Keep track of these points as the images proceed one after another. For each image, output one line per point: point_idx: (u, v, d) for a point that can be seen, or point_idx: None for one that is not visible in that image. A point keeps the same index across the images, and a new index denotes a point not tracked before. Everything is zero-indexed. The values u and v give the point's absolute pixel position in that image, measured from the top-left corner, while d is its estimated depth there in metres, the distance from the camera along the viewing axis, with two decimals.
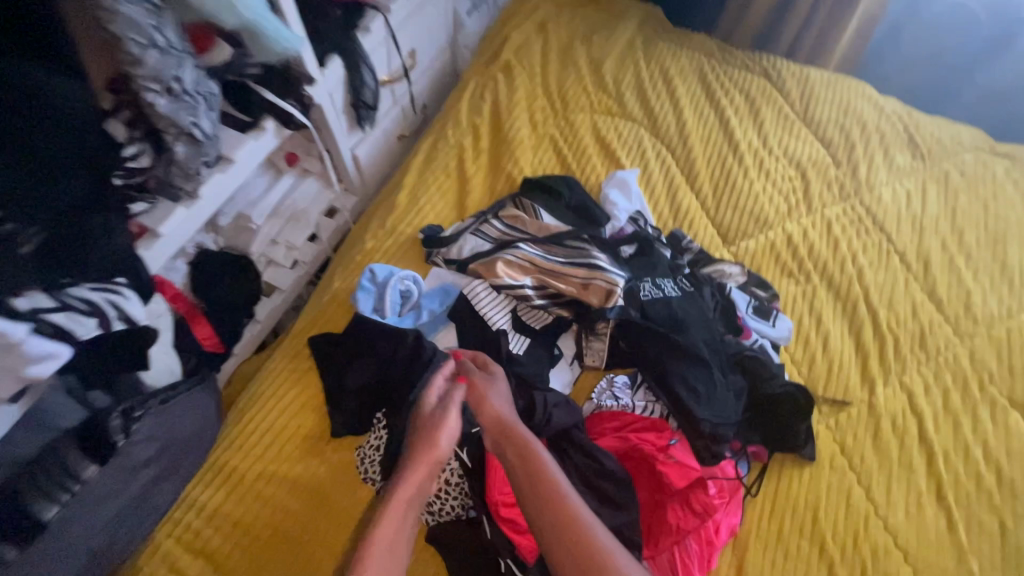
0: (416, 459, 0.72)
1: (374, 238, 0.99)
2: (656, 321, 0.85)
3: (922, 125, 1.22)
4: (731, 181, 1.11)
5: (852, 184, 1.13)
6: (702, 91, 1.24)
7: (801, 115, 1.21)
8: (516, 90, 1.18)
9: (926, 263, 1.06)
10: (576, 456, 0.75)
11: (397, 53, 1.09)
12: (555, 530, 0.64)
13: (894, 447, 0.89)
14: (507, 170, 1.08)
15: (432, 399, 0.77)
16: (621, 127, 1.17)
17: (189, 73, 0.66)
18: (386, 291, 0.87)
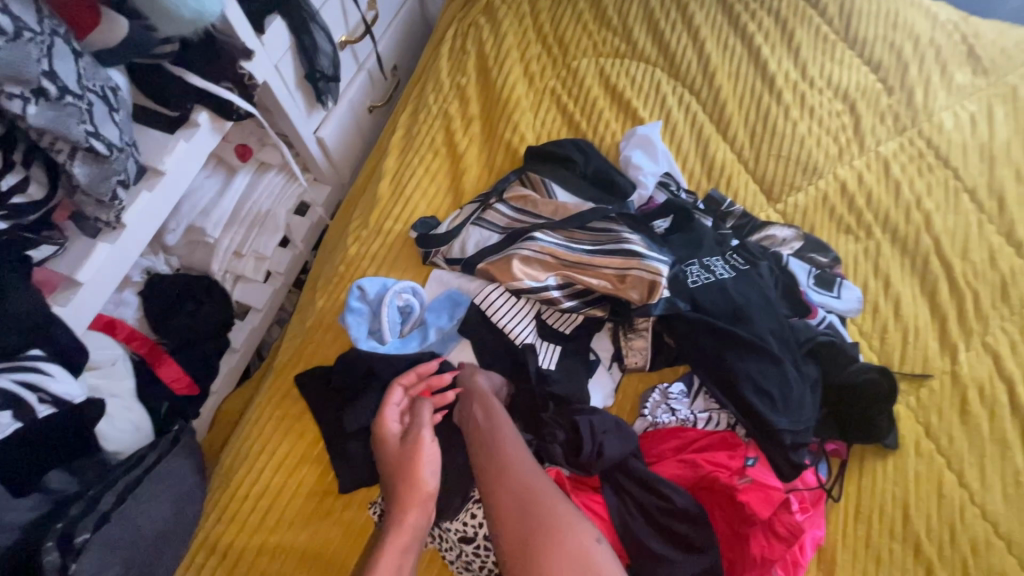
0: (411, 488, 0.57)
1: (357, 241, 0.82)
2: (711, 313, 0.71)
3: (982, 31, 1.03)
4: (770, 125, 0.94)
5: (909, 113, 0.97)
6: (723, 15, 1.04)
7: (843, 35, 1.02)
8: (503, 36, 0.98)
9: (1002, 198, 0.90)
10: (637, 492, 0.61)
11: (353, 5, 0.88)
12: (547, 551, 0.52)
13: (986, 422, 0.77)
14: (505, 139, 0.90)
15: (393, 427, 0.63)
16: (633, 71, 0.98)
17: (66, 65, 0.48)
18: (382, 310, 0.72)
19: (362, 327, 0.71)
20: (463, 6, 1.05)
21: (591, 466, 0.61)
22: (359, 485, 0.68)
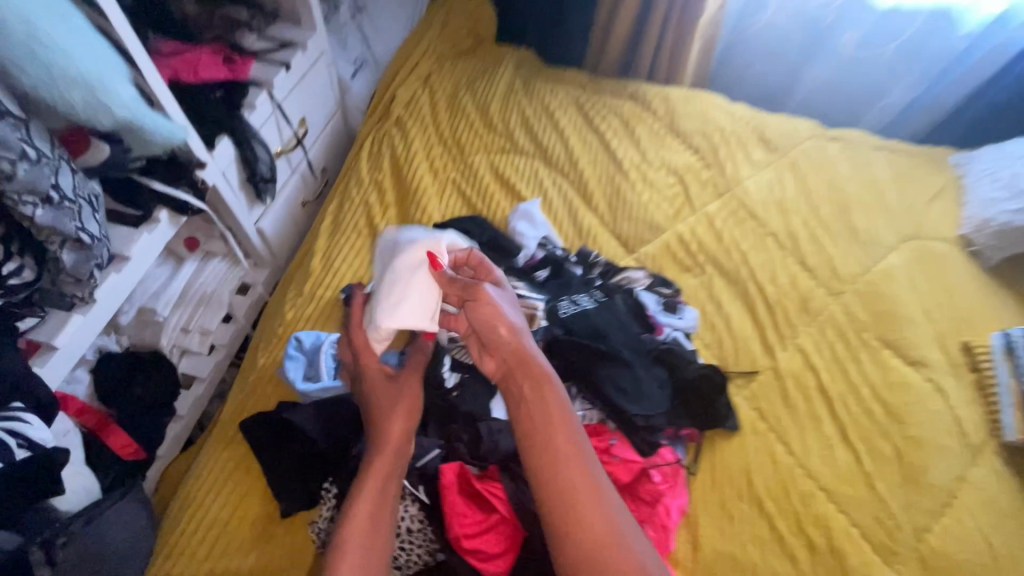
0: (384, 431, 0.72)
1: (293, 306, 0.98)
2: (579, 335, 0.91)
3: (767, 122, 1.41)
4: (622, 196, 1.23)
5: (723, 182, 1.29)
6: (582, 119, 1.36)
7: (670, 129, 1.37)
8: (411, 142, 1.24)
9: (795, 238, 1.22)
10: (528, 475, 0.77)
11: (287, 124, 1.10)
12: (571, 499, 0.63)
13: (801, 402, 1.00)
14: (416, 219, 1.12)
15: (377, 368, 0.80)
16: (517, 162, 1.26)
17: (66, 179, 0.64)
18: (318, 356, 0.87)
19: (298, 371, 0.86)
20: (379, 118, 1.29)
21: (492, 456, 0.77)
22: (299, 508, 0.78)
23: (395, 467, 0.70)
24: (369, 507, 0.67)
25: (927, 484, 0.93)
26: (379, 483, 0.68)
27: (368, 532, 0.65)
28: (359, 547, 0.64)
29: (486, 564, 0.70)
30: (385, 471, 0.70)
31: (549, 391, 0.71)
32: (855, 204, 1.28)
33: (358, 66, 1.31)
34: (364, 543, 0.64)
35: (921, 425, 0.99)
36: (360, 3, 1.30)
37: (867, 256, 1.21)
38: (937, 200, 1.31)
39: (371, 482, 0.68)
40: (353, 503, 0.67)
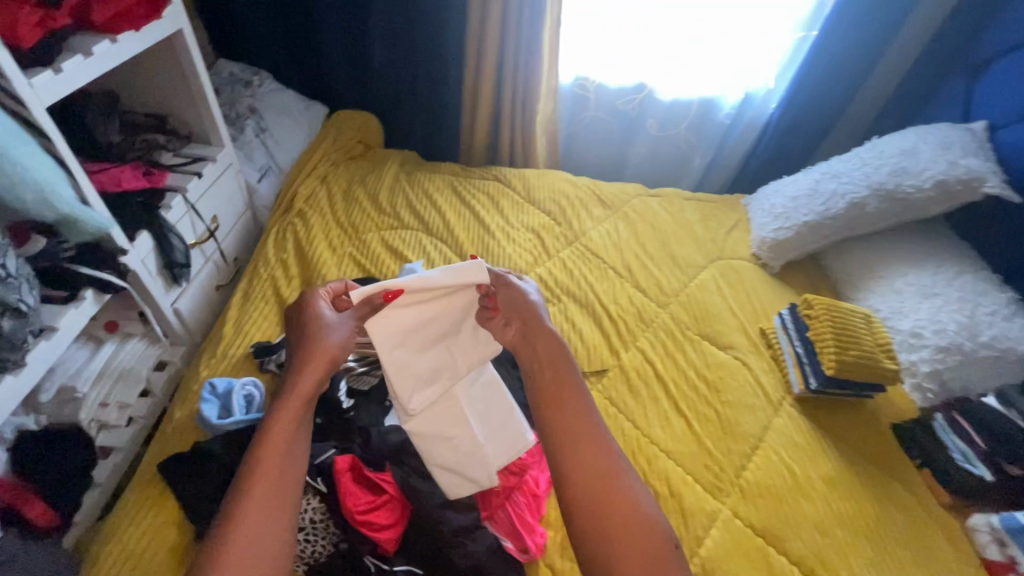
0: (306, 361, 0.83)
1: (208, 366, 1.14)
2: None
3: (603, 188, 1.81)
4: (490, 252, 1.53)
5: (571, 234, 1.63)
6: (457, 198, 1.69)
7: (527, 200, 1.73)
8: (312, 227, 1.49)
9: (629, 268, 1.55)
10: (412, 462, 0.94)
11: (200, 221, 1.32)
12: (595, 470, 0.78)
13: (642, 387, 1.26)
14: (318, 285, 1.34)
15: (322, 308, 0.89)
16: (404, 235, 1.54)
17: (12, 261, 0.83)
18: (230, 396, 1.02)
19: (213, 410, 1.00)
20: (283, 212, 1.54)
21: (381, 450, 0.95)
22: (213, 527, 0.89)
23: (301, 412, 0.80)
24: (274, 447, 0.76)
25: (740, 433, 1.18)
26: (285, 429, 0.78)
27: (274, 467, 0.74)
28: (267, 482, 0.73)
29: (379, 533, 0.85)
30: (291, 418, 0.79)
31: (566, 379, 0.86)
32: (673, 239, 1.66)
33: (262, 172, 1.56)
34: (274, 476, 0.74)
35: (733, 391, 1.26)
36: (263, 125, 1.59)
37: (685, 274, 1.56)
38: (734, 230, 1.72)
39: (278, 427, 0.78)
40: (261, 446, 0.76)
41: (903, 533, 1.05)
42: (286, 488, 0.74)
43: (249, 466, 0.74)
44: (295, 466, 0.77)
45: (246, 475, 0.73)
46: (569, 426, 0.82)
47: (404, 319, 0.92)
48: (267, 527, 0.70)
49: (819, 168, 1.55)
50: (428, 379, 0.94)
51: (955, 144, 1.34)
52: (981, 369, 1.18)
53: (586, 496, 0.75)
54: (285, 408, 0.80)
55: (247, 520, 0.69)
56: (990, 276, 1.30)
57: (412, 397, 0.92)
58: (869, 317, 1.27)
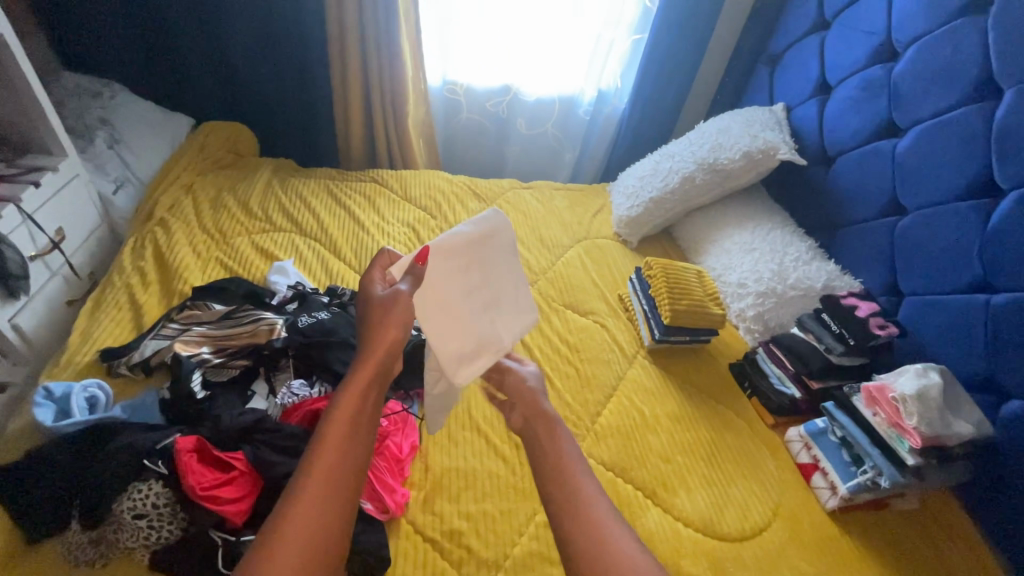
0: (372, 342, 0.87)
1: (50, 375, 1.09)
2: (314, 336, 1.16)
3: (478, 183, 1.92)
4: (364, 246, 1.57)
5: (446, 225, 1.72)
6: (332, 200, 1.72)
7: (404, 197, 1.79)
8: (174, 234, 1.46)
9: None
10: (263, 435, 0.95)
11: (41, 232, 1.26)
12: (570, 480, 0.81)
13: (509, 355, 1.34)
14: (177, 288, 1.31)
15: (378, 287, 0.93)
16: (275, 237, 1.55)
17: None
18: (68, 399, 0.99)
19: (48, 413, 0.96)
20: (142, 223, 1.50)
21: (230, 429, 0.96)
22: (47, 531, 0.86)
23: (369, 391, 0.83)
24: (343, 424, 0.78)
25: (596, 385, 1.30)
26: (346, 415, 0.79)
27: (339, 445, 0.76)
28: (331, 458, 0.75)
29: (225, 507, 0.85)
30: (360, 396, 0.82)
31: (558, 434, 0.91)
32: (542, 224, 1.79)
33: (119, 184, 1.51)
34: (334, 457, 0.75)
35: (591, 350, 1.38)
36: (117, 136, 1.55)
37: (552, 254, 1.68)
38: (598, 213, 1.88)
39: (345, 405, 0.80)
40: (331, 420, 0.78)
41: (734, 453, 1.19)
42: (351, 463, 0.76)
43: (317, 441, 0.77)
44: (359, 444, 0.78)
45: (312, 452, 0.75)
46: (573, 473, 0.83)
47: (452, 278, 0.95)
48: (325, 503, 0.71)
49: (659, 151, 1.75)
50: (469, 349, 0.93)
51: (757, 122, 1.58)
52: (790, 306, 1.38)
53: (584, 535, 0.74)
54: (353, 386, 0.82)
55: (308, 498, 0.70)
56: (796, 229, 1.52)
57: (456, 367, 0.91)
58: (701, 273, 1.45)
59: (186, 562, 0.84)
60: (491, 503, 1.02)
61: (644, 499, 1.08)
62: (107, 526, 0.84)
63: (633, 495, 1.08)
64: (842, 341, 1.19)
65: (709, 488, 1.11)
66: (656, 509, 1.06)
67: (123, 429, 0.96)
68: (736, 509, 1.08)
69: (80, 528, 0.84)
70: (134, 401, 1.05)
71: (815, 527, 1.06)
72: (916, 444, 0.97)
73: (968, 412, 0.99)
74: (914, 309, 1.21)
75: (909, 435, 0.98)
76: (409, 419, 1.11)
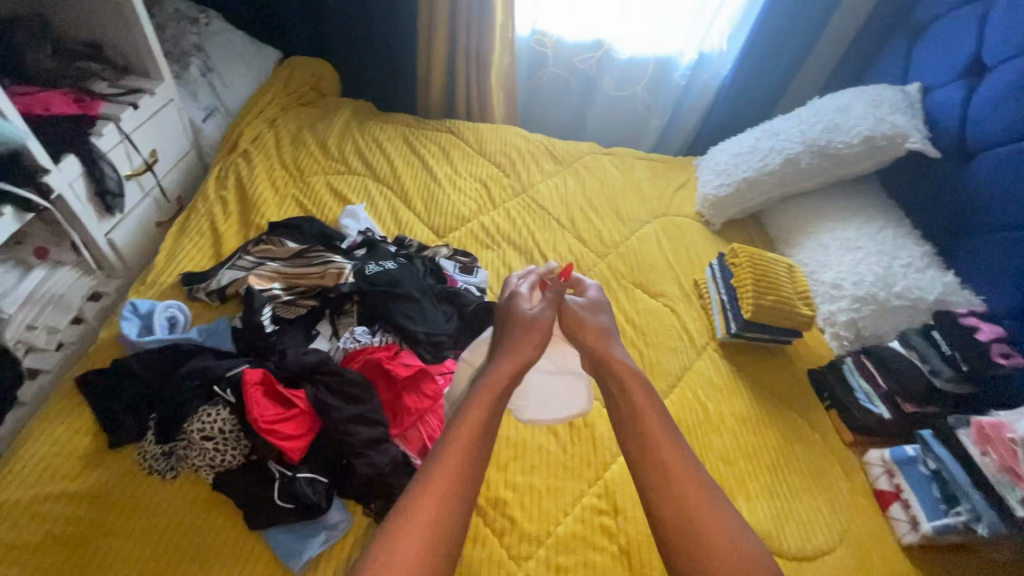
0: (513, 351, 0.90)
1: (137, 291, 1.15)
2: (379, 284, 1.15)
3: (557, 144, 1.82)
4: (435, 199, 1.54)
5: (519, 185, 1.65)
6: (407, 148, 1.69)
7: (478, 151, 1.74)
8: (256, 167, 1.48)
9: (573, 220, 1.58)
10: (326, 377, 0.96)
11: (136, 153, 1.31)
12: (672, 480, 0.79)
13: None
14: (255, 221, 1.34)
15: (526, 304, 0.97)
16: (350, 180, 1.55)
17: None
18: (151, 317, 1.04)
19: (133, 326, 1.02)
20: (227, 154, 1.53)
21: (294, 367, 0.97)
22: (125, 438, 0.91)
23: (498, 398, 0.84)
24: (472, 426, 0.78)
25: (660, 372, 1.23)
26: (484, 412, 0.81)
27: (465, 448, 0.76)
28: (456, 460, 0.75)
29: (284, 442, 0.87)
30: (490, 402, 0.82)
31: (652, 409, 0.86)
32: (619, 195, 1.69)
33: (208, 112, 1.55)
34: (467, 450, 0.76)
35: (658, 334, 1.31)
36: (209, 65, 1.58)
37: (626, 227, 1.59)
38: (681, 189, 1.75)
39: (472, 408, 0.81)
40: (458, 423, 0.79)
41: (802, 466, 1.10)
42: (476, 468, 0.76)
43: (442, 440, 0.78)
44: (483, 450, 0.78)
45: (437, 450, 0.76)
46: (668, 466, 0.80)
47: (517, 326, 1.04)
48: (444, 501, 0.71)
49: (761, 126, 1.58)
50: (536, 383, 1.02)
51: (885, 103, 1.38)
52: (891, 316, 1.23)
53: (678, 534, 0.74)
54: (483, 391, 0.83)
55: (429, 492, 0.71)
56: (910, 231, 1.34)
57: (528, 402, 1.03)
58: (792, 267, 1.32)
59: (246, 488, 0.86)
60: (539, 478, 1.00)
61: None
62: (178, 442, 0.89)
63: None
64: (953, 365, 1.06)
65: (771, 500, 1.04)
66: None
67: (199, 352, 1.00)
68: (799, 526, 1.01)
69: (156, 441, 0.88)
70: (208, 326, 1.09)
71: (887, 561, 0.97)
72: None
73: None
74: None
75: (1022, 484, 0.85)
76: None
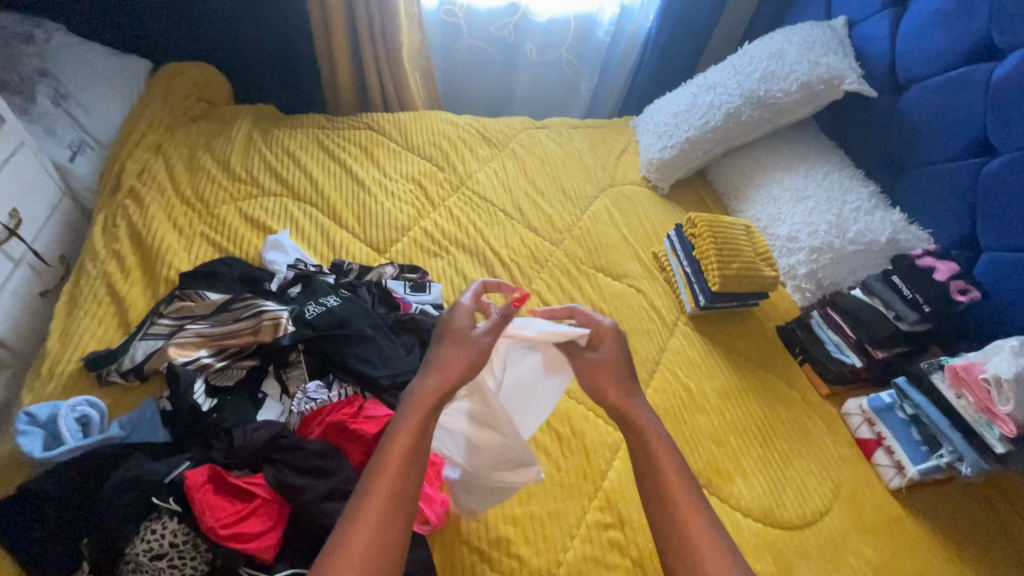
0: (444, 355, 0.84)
1: (34, 389, 0.97)
2: (326, 328, 1.03)
3: (488, 124, 1.69)
4: (367, 209, 1.39)
5: (457, 179, 1.52)
6: (324, 154, 1.51)
7: (405, 146, 1.58)
8: (149, 207, 1.27)
9: (520, 208, 1.48)
10: (283, 455, 0.85)
11: None
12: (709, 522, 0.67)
13: None
14: (162, 274, 1.16)
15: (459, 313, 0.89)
16: (265, 203, 1.37)
17: None
18: (57, 423, 0.87)
19: (36, 441, 0.85)
20: (110, 195, 1.30)
21: (246, 450, 0.85)
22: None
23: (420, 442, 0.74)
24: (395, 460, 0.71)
25: (638, 360, 1.19)
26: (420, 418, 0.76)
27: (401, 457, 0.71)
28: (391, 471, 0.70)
29: (252, 545, 0.76)
30: (407, 448, 0.72)
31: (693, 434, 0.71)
32: (562, 172, 1.60)
33: (75, 149, 1.30)
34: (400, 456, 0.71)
35: (629, 320, 1.26)
36: (62, 90, 1.31)
37: (576, 207, 1.51)
38: (623, 155, 1.68)
39: (389, 460, 0.71)
40: (373, 480, 0.69)
41: (789, 429, 1.11)
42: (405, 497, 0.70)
43: (358, 497, 0.68)
44: (405, 504, 0.69)
45: (352, 514, 0.67)
46: None
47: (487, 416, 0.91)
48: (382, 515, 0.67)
49: (695, 81, 1.52)
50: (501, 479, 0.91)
51: (816, 44, 1.34)
52: (849, 263, 1.24)
53: None
54: (402, 434, 0.73)
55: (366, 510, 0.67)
56: (854, 172, 1.35)
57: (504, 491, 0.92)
58: (750, 228, 1.29)
59: None
60: (538, 505, 0.95)
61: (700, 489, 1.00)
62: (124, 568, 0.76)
63: None
64: (916, 308, 1.06)
65: (765, 471, 1.04)
66: (713, 498, 0.99)
67: (127, 453, 0.85)
68: (796, 494, 1.02)
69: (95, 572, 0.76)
70: (132, 417, 0.92)
71: (878, 507, 1.00)
72: (1009, 432, 0.86)
73: None
74: (996, 268, 1.08)
75: (1001, 422, 0.87)
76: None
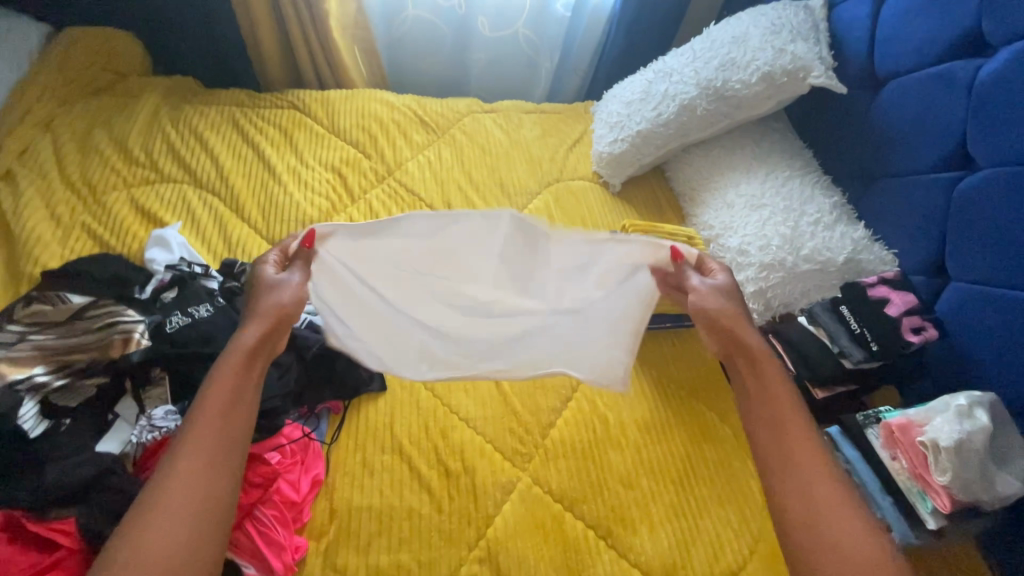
0: (258, 312, 0.81)
1: None
2: (188, 344, 0.93)
3: (429, 106, 1.53)
4: (273, 201, 1.26)
5: (384, 168, 1.38)
6: (238, 137, 1.37)
7: (330, 129, 1.43)
8: (23, 192, 1.14)
9: (448, 204, 1.33)
10: (101, 497, 0.75)
11: None
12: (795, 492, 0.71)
13: None
14: (24, 272, 1.04)
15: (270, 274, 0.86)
16: (162, 191, 1.24)
17: None
18: None
19: None
20: None
21: (59, 489, 0.75)
22: None
23: (234, 408, 0.72)
24: (204, 418, 0.70)
25: (551, 384, 1.06)
26: (230, 374, 0.74)
27: (216, 414, 0.71)
28: (202, 428, 0.69)
29: None
30: (230, 400, 0.73)
31: (792, 414, 0.76)
32: (503, 162, 1.44)
33: None
34: (213, 416, 0.70)
35: None
36: None
37: (513, 204, 1.36)
38: (576, 146, 1.51)
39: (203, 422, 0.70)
40: (180, 440, 0.68)
41: (710, 473, 1.00)
42: (225, 456, 0.69)
43: (164, 466, 0.66)
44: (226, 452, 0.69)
45: (162, 476, 0.65)
46: None
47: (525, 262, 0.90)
48: (201, 475, 0.66)
49: (652, 66, 1.36)
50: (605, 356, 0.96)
51: (785, 28, 1.17)
52: (800, 282, 1.10)
53: None
54: (204, 409, 0.71)
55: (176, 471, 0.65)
56: (817, 178, 1.19)
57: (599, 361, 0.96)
58: (692, 239, 1.16)
59: None
60: (407, 553, 0.85)
61: (597, 540, 0.90)
62: None
63: (583, 536, 0.89)
64: (863, 344, 0.95)
65: (677, 522, 0.93)
66: (610, 552, 0.89)
67: None
68: (707, 549, 0.91)
69: None
70: None
71: None
72: (942, 506, 0.74)
73: (1018, 461, 0.75)
74: (960, 302, 0.94)
75: (936, 494, 0.75)
76: (311, 445, 0.92)
